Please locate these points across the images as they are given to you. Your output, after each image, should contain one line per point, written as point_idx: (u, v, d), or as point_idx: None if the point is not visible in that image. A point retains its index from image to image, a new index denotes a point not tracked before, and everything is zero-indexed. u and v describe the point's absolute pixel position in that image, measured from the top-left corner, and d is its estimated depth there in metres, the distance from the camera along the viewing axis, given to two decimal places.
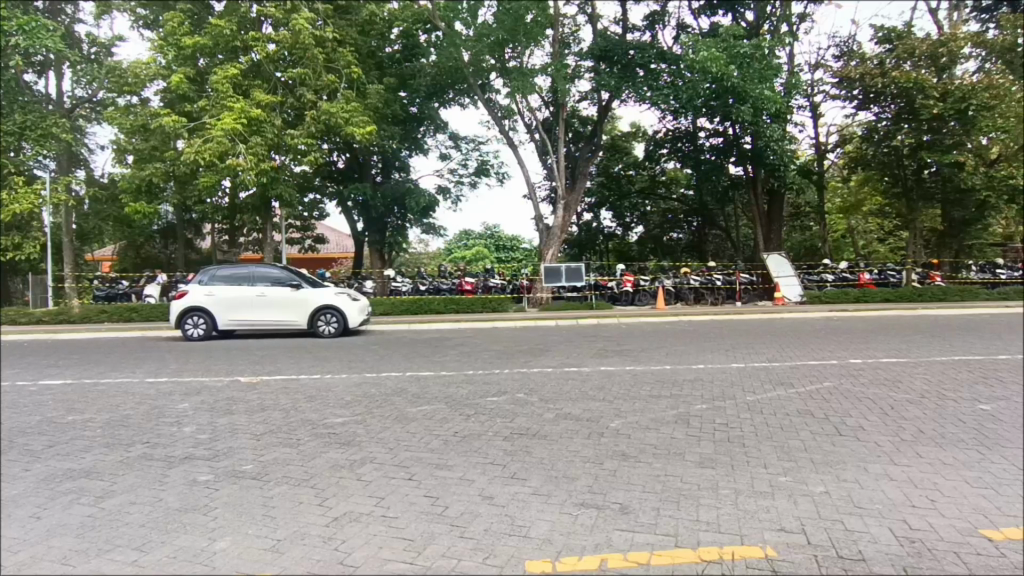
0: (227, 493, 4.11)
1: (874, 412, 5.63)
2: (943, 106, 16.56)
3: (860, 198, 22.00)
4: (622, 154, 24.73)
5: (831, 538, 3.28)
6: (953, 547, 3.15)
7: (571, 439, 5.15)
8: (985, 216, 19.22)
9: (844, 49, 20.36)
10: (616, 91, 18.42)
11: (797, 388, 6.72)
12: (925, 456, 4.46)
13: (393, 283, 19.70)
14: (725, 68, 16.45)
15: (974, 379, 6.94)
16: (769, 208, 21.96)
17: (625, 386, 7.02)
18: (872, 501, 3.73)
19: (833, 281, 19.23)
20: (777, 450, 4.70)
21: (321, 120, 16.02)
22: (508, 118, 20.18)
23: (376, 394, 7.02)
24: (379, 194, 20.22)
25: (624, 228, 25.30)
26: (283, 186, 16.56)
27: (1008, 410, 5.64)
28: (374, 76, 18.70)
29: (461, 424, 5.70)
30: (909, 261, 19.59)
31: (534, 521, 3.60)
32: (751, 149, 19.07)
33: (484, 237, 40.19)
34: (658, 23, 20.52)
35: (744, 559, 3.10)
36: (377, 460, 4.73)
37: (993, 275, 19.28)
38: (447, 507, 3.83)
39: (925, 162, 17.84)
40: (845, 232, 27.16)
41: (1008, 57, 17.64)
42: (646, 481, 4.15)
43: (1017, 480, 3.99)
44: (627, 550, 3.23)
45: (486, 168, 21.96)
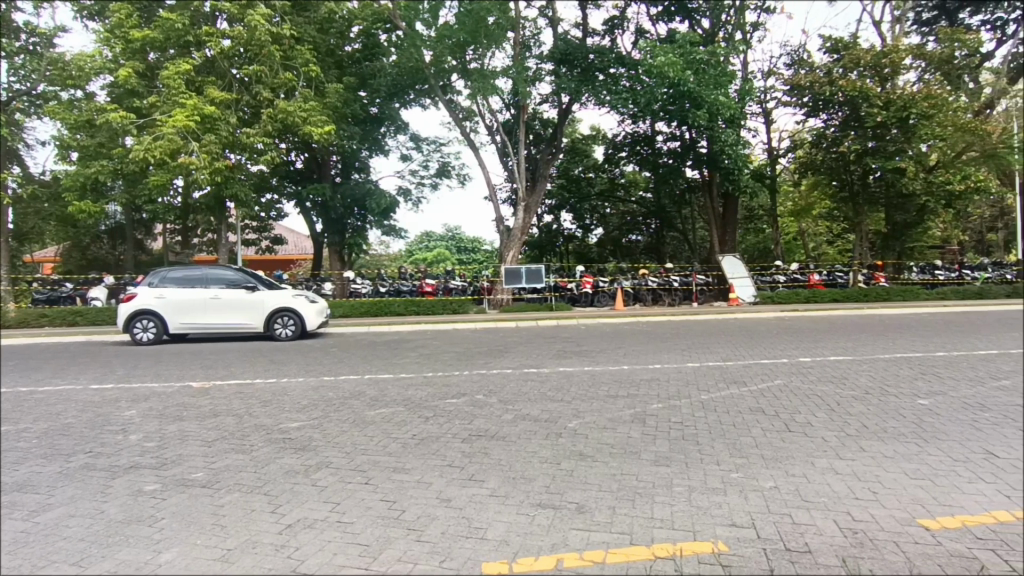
0: (174, 503, 3.96)
1: (821, 408, 5.82)
2: (886, 115, 17.32)
3: (811, 202, 22.74)
4: (581, 156, 25.01)
5: (779, 532, 3.37)
6: (892, 536, 3.28)
7: (529, 439, 5.16)
8: (924, 220, 20.13)
9: (795, 58, 21.02)
10: (576, 94, 18.64)
11: (749, 386, 6.89)
12: (868, 450, 4.63)
13: (353, 284, 19.37)
14: (682, 74, 16.74)
15: (915, 374, 7.25)
16: (724, 210, 22.49)
17: (583, 386, 7.09)
18: (818, 494, 3.85)
19: (784, 281, 19.84)
20: (728, 447, 4.80)
21: (279, 119, 15.68)
22: (469, 119, 20.14)
23: (333, 398, 6.89)
24: (338, 195, 19.92)
25: (583, 230, 25.57)
26: (238, 185, 16.12)
27: (945, 405, 5.90)
28: (333, 75, 18.46)
29: (420, 427, 5.64)
30: (856, 262, 20.42)
31: (491, 523, 3.58)
32: (706, 153, 19.52)
33: (446, 238, 40.32)
34: (616, 28, 20.81)
35: (694, 555, 3.15)
36: (333, 464, 4.64)
37: (932, 276, 20.44)
38: (404, 511, 3.77)
39: (870, 168, 18.49)
40: (797, 234, 28.14)
41: (945, 69, 18.50)
42: (604, 480, 4.19)
43: (952, 472, 4.18)
44: (583, 549, 3.25)
45: (447, 170, 21.84)
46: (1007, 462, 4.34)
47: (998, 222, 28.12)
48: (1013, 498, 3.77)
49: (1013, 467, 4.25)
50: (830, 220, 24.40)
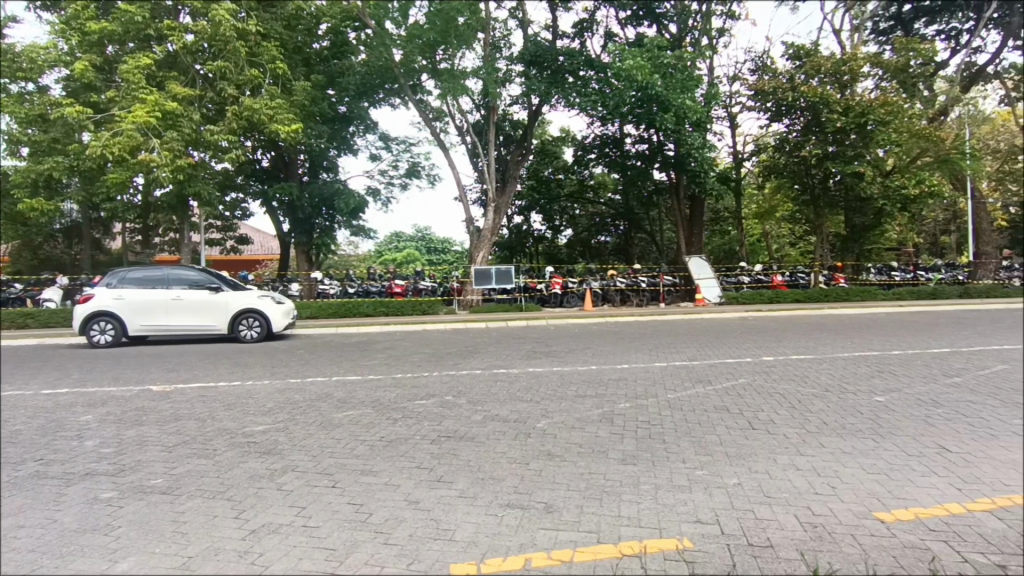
0: (131, 510, 3.84)
1: (783, 406, 5.96)
2: (845, 120, 17.86)
3: (774, 204, 23.28)
4: (551, 158, 25.15)
5: (742, 527, 3.44)
6: (850, 529, 3.38)
7: (497, 439, 5.17)
8: (882, 223, 20.77)
9: (759, 64, 21.48)
10: (546, 96, 18.65)
11: (714, 385, 7.02)
12: (828, 446, 4.76)
13: (321, 285, 19.11)
14: (649, 77, 16.96)
15: (872, 372, 7.48)
16: (691, 212, 22.85)
17: (552, 386, 7.12)
18: (780, 490, 3.94)
19: (749, 282, 20.28)
20: (694, 445, 4.88)
21: (244, 116, 15.33)
22: (439, 120, 20.04)
23: (300, 400, 6.78)
24: (305, 194, 19.61)
25: (553, 231, 25.71)
26: (201, 183, 15.73)
27: (900, 401, 6.10)
28: (300, 72, 18.18)
29: (388, 428, 5.60)
30: (817, 263, 21.00)
31: (460, 524, 3.57)
32: (673, 156, 19.83)
33: (415, 238, 40.15)
34: (586, 31, 20.97)
35: (659, 551, 3.19)
36: (299, 468, 4.56)
37: (888, 277, 21.41)
38: (372, 514, 3.73)
39: (830, 172, 18.97)
40: (761, 236, 28.81)
41: (901, 77, 19.09)
42: (572, 479, 4.21)
43: (907, 466, 4.32)
44: (551, 548, 3.26)
45: (417, 170, 21.70)
46: (958, 456, 4.51)
47: (951, 225, 29.28)
48: (965, 490, 3.91)
49: (964, 460, 4.41)
50: (792, 223, 25.03)
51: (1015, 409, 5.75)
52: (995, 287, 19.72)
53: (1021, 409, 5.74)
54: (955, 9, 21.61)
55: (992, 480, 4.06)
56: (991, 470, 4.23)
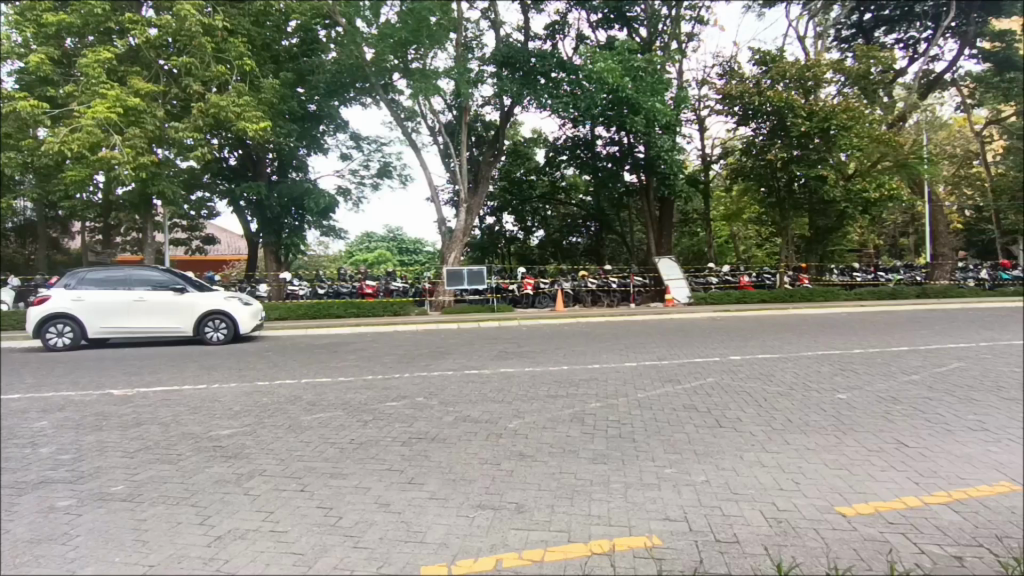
0: (91, 518, 3.73)
1: (750, 404, 6.09)
2: (810, 125, 18.30)
3: (741, 206, 23.72)
4: (523, 159, 25.18)
5: (710, 524, 3.49)
6: (813, 524, 3.46)
7: (469, 440, 5.15)
8: (844, 225, 21.33)
9: (726, 69, 21.87)
10: (518, 97, 18.66)
11: (683, 384, 7.13)
12: (792, 443, 4.88)
13: (290, 286, 18.81)
14: (620, 80, 17.15)
15: (835, 371, 7.68)
16: (661, 215, 23.13)
17: (524, 387, 7.14)
18: (746, 486, 4.02)
19: (717, 283, 20.63)
20: (663, 443, 4.95)
21: (210, 114, 14.96)
22: (411, 120, 19.91)
23: (268, 403, 6.67)
24: (274, 194, 19.30)
25: (525, 232, 25.81)
26: (166, 182, 15.34)
27: (861, 398, 6.29)
28: (269, 70, 17.88)
29: (358, 431, 5.54)
30: (783, 264, 21.47)
31: (430, 526, 3.55)
32: (643, 158, 20.09)
33: (387, 238, 39.88)
34: (558, 33, 21.08)
35: (629, 549, 3.22)
36: (267, 472, 4.48)
37: (850, 278, 22.06)
38: (341, 517, 3.69)
39: (795, 175, 19.38)
40: (729, 238, 29.36)
41: (862, 83, 19.63)
42: (543, 479, 4.22)
43: (867, 462, 4.44)
44: (522, 549, 3.26)
45: (389, 170, 21.52)
46: (916, 451, 4.66)
47: (909, 227, 30.28)
48: (922, 483, 4.04)
49: (921, 455, 4.56)
50: (759, 225, 25.59)
51: (969, 405, 5.97)
52: (951, 288, 20.47)
53: (975, 405, 5.97)
54: (913, 18, 22.36)
55: (949, 473, 4.20)
56: (947, 463, 4.39)
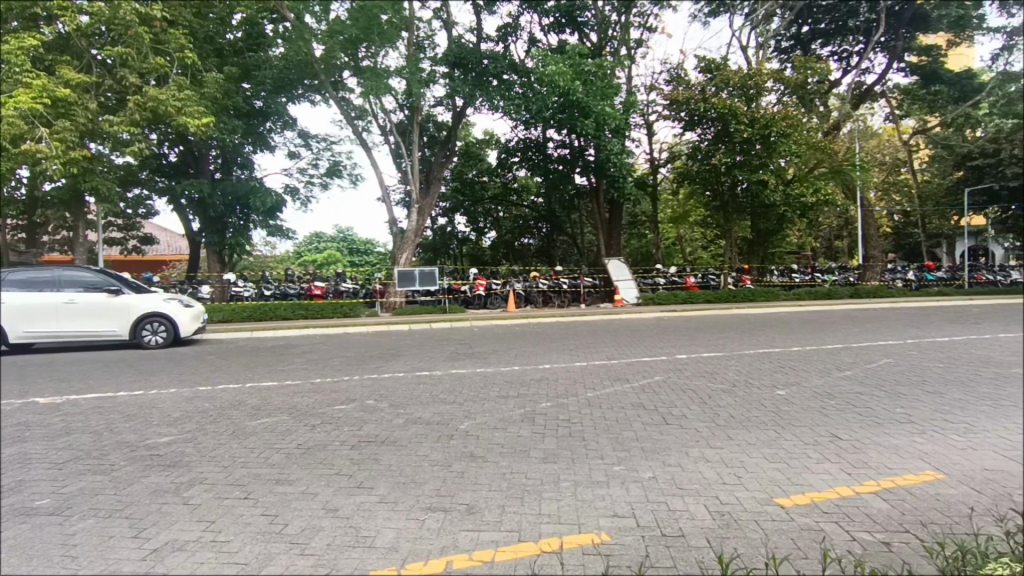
0: (13, 535, 3.50)
1: (695, 401, 6.26)
2: (751, 132, 19.01)
3: (687, 209, 24.36)
4: (475, 160, 25.13)
5: (656, 519, 3.58)
6: (754, 516, 3.59)
7: (420, 443, 5.11)
8: (783, 228, 22.23)
9: (673, 75, 22.46)
10: (470, 98, 18.56)
11: (632, 382, 7.27)
12: (735, 438, 5.05)
13: (234, 288, 18.17)
14: (571, 83, 17.31)
15: (775, 368, 7.99)
16: (610, 217, 23.51)
17: (476, 388, 7.12)
18: (690, 482, 4.13)
19: (664, 284, 21.14)
20: (612, 441, 5.03)
21: (148, 107, 14.28)
22: (362, 118, 19.61)
23: (210, 409, 6.43)
24: (217, 193, 18.65)
25: (477, 233, 25.96)
26: (99, 178, 14.58)
27: (798, 394, 6.57)
28: (212, 63, 17.28)
29: (306, 435, 5.40)
30: (726, 265, 22.18)
31: (380, 530, 3.50)
32: (593, 160, 20.43)
33: (337, 239, 39.15)
34: (510, 35, 21.16)
35: (579, 546, 3.26)
36: (208, 480, 4.32)
37: (789, 278, 23.06)
38: (287, 524, 3.59)
39: (738, 180, 20.03)
40: (675, 240, 30.15)
41: (800, 92, 20.46)
42: (494, 480, 4.23)
43: (804, 455, 4.64)
44: (472, 550, 3.26)
45: (339, 169, 21.10)
46: (848, 443, 4.90)
47: (843, 231, 31.83)
48: (854, 474, 4.25)
49: (853, 447, 4.79)
50: (704, 227, 26.37)
51: (897, 399, 6.32)
52: (882, 288, 21.61)
53: (903, 398, 6.32)
54: (847, 33, 23.50)
55: (878, 464, 4.44)
56: (876, 455, 4.62)
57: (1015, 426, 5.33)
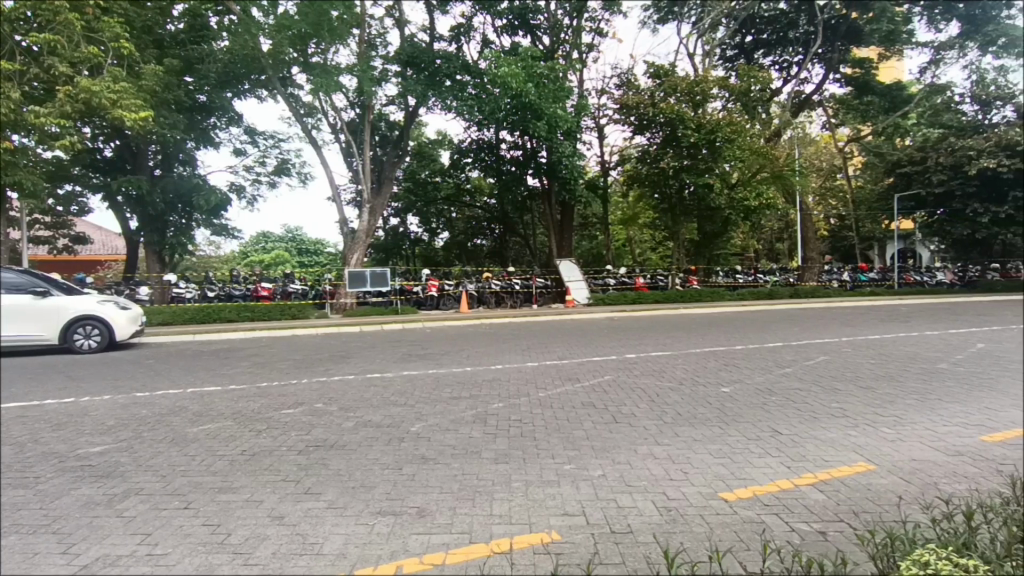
0: None
1: (644, 399, 6.40)
2: (698, 136, 19.55)
3: (636, 212, 24.82)
4: (428, 160, 24.94)
5: (606, 516, 3.63)
6: (699, 510, 3.69)
7: (370, 446, 5.03)
8: (728, 230, 22.96)
9: (623, 80, 22.87)
10: (422, 98, 18.42)
11: (582, 382, 7.36)
12: (682, 435, 5.18)
13: (174, 289, 17.43)
14: (523, 86, 17.40)
15: (720, 366, 8.25)
16: (562, 218, 23.73)
17: (427, 389, 7.07)
18: (639, 478, 4.22)
19: (614, 284, 21.52)
20: (563, 440, 5.08)
21: (80, 99, 13.49)
22: (311, 116, 19.18)
23: (146, 416, 6.14)
24: (157, 189, 17.82)
25: (429, 233, 25.97)
26: (23, 172, 13.68)
27: (742, 391, 6.80)
28: (150, 55, 16.54)
29: (251, 441, 5.25)
30: (674, 267, 22.72)
31: (327, 537, 3.43)
32: (546, 163, 20.64)
33: (285, 239, 38.17)
34: (463, 36, 21.12)
35: (529, 546, 3.28)
36: (145, 491, 4.13)
37: (733, 279, 23.91)
38: (230, 534, 3.47)
39: (685, 184, 20.63)
40: (625, 241, 30.78)
41: (743, 99, 21.13)
42: (445, 481, 4.21)
43: (748, 450, 4.80)
44: (422, 553, 3.23)
45: (287, 168, 20.56)
46: (788, 437, 5.10)
47: (784, 234, 33.18)
48: (793, 467, 4.43)
49: (792, 441, 5.00)
50: (653, 229, 26.96)
51: (832, 394, 6.63)
52: (819, 289, 22.61)
53: (837, 393, 6.63)
54: (787, 44, 24.45)
55: (816, 457, 4.63)
56: (814, 448, 4.83)
57: (938, 418, 5.66)
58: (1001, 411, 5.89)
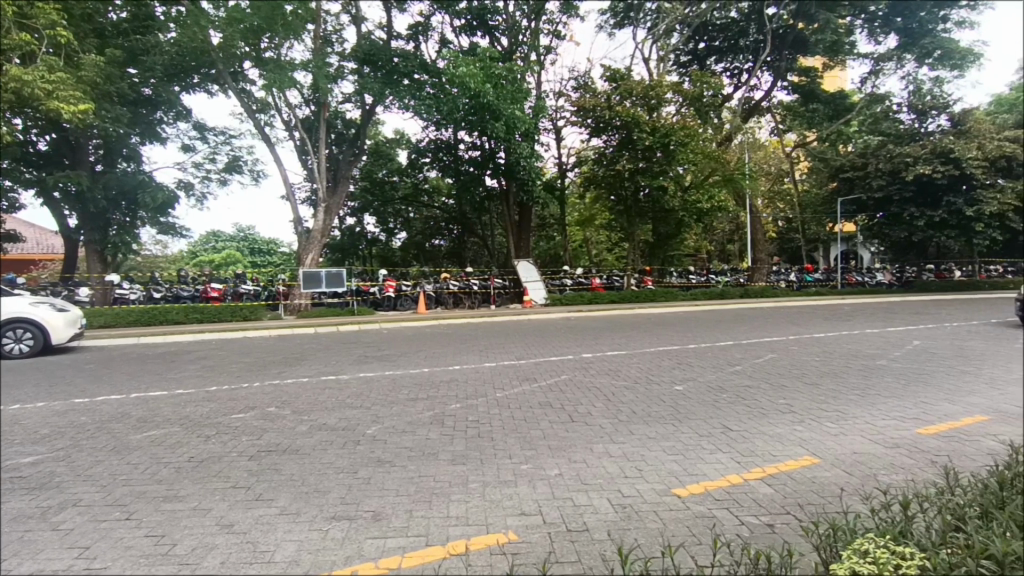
0: None
1: (600, 398, 6.48)
2: (653, 140, 19.89)
3: (593, 213, 25.10)
4: (386, 159, 24.66)
5: (562, 515, 3.66)
6: (653, 507, 3.76)
7: (325, 450, 4.93)
8: (681, 232, 23.52)
9: (580, 83, 23.13)
10: (379, 96, 18.18)
11: (539, 381, 7.41)
12: (636, 433, 5.27)
13: (118, 290, 16.73)
14: (481, 86, 17.38)
15: (674, 365, 8.43)
16: (519, 219, 23.78)
17: (384, 391, 6.98)
18: (595, 476, 4.27)
19: (571, 284, 21.73)
20: (520, 440, 5.10)
21: (10, 89, 12.68)
22: (264, 112, 18.69)
23: (85, 423, 5.86)
24: (98, 185, 16.97)
25: (387, 233, 25.70)
26: None
27: (694, 389, 6.97)
28: (90, 44, 15.76)
29: (199, 447, 5.08)
30: (630, 267, 23.09)
31: (279, 544, 3.34)
32: (504, 164, 20.69)
33: (237, 238, 37.09)
34: (421, 35, 20.95)
35: (486, 546, 3.28)
36: (83, 502, 3.94)
37: (687, 279, 24.50)
38: (175, 544, 3.35)
39: (640, 185, 21.04)
40: (582, 242, 31.15)
41: (696, 104, 21.60)
42: (401, 484, 4.16)
43: (701, 447, 4.92)
44: (378, 557, 3.19)
45: (239, 166, 19.97)
46: (738, 433, 5.26)
47: (735, 236, 34.21)
48: (743, 462, 4.56)
49: (742, 437, 5.15)
50: (609, 230, 27.34)
51: (780, 391, 6.86)
52: (768, 289, 23.37)
53: (785, 390, 6.87)
54: (738, 51, 25.20)
55: (765, 452, 4.79)
56: (763, 444, 4.98)
57: (877, 412, 5.93)
58: (934, 404, 6.22)
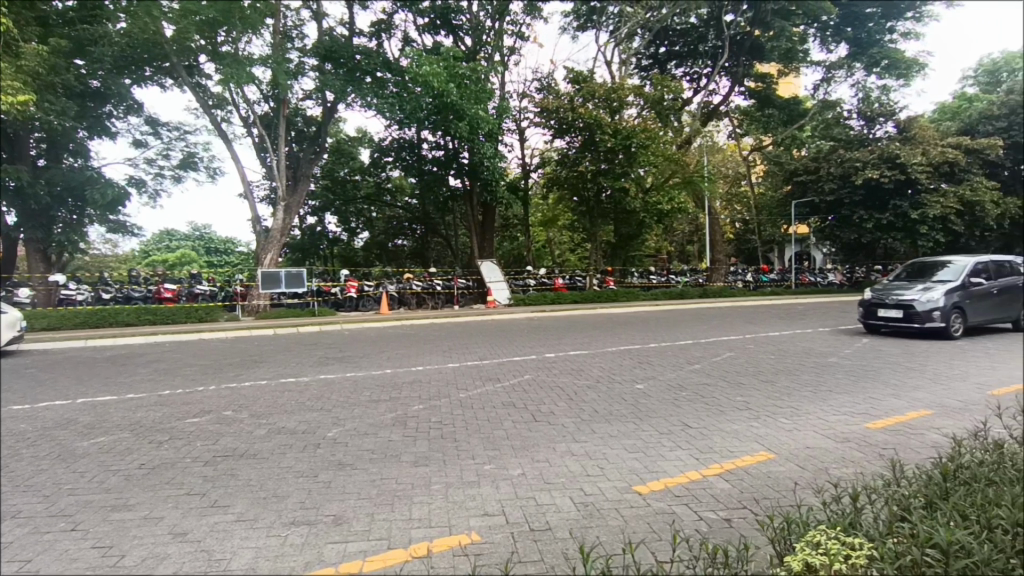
0: None
1: (562, 398, 6.53)
2: (615, 141, 20.12)
3: (556, 213, 25.27)
4: (347, 158, 24.28)
5: (525, 514, 3.68)
6: (615, 505, 3.80)
7: (283, 454, 4.84)
8: (642, 233, 23.89)
9: (543, 84, 23.28)
10: (341, 94, 17.90)
11: (503, 381, 7.41)
12: (598, 431, 5.33)
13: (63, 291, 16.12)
14: (444, 85, 17.32)
15: (635, 364, 8.55)
16: (483, 219, 23.73)
17: (345, 393, 6.87)
18: (557, 475, 4.30)
19: (534, 284, 21.86)
20: (484, 441, 5.09)
21: None
22: (220, 107, 18.17)
23: (27, 430, 5.58)
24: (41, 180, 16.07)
25: (349, 233, 25.37)
26: None
27: (655, 387, 7.09)
28: (31, 33, 14.94)
29: (151, 453, 4.91)
30: (592, 268, 23.32)
31: (235, 552, 3.26)
32: (467, 163, 20.66)
33: None
34: (383, 33, 20.73)
35: (449, 548, 3.27)
36: (24, 513, 3.75)
37: (647, 279, 24.88)
38: (124, 555, 3.22)
39: (602, 187, 21.28)
40: (545, 242, 31.35)
41: (657, 107, 21.93)
42: (362, 487, 4.11)
43: (661, 444, 5.00)
44: (338, 562, 3.14)
45: (194, 163, 19.35)
46: (697, 431, 5.37)
47: (693, 237, 35.01)
48: (702, 459, 4.66)
49: (700, 434, 5.26)
50: (571, 231, 27.58)
51: (737, 388, 7.04)
52: (724, 288, 23.95)
53: (741, 388, 7.05)
54: (697, 56, 25.74)
55: (723, 448, 4.89)
56: (720, 440, 5.10)
57: (829, 408, 6.14)
58: (882, 400, 6.47)
